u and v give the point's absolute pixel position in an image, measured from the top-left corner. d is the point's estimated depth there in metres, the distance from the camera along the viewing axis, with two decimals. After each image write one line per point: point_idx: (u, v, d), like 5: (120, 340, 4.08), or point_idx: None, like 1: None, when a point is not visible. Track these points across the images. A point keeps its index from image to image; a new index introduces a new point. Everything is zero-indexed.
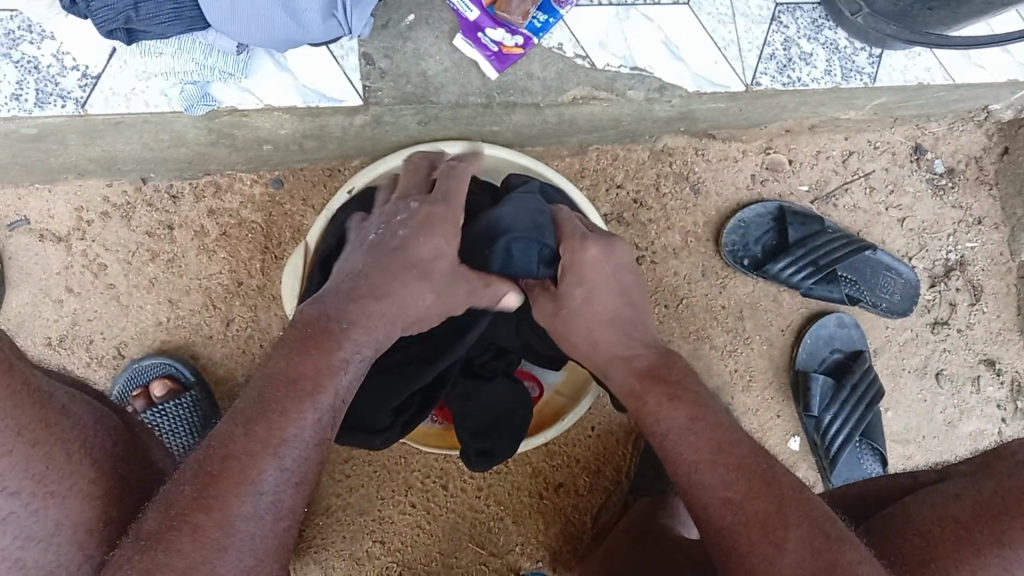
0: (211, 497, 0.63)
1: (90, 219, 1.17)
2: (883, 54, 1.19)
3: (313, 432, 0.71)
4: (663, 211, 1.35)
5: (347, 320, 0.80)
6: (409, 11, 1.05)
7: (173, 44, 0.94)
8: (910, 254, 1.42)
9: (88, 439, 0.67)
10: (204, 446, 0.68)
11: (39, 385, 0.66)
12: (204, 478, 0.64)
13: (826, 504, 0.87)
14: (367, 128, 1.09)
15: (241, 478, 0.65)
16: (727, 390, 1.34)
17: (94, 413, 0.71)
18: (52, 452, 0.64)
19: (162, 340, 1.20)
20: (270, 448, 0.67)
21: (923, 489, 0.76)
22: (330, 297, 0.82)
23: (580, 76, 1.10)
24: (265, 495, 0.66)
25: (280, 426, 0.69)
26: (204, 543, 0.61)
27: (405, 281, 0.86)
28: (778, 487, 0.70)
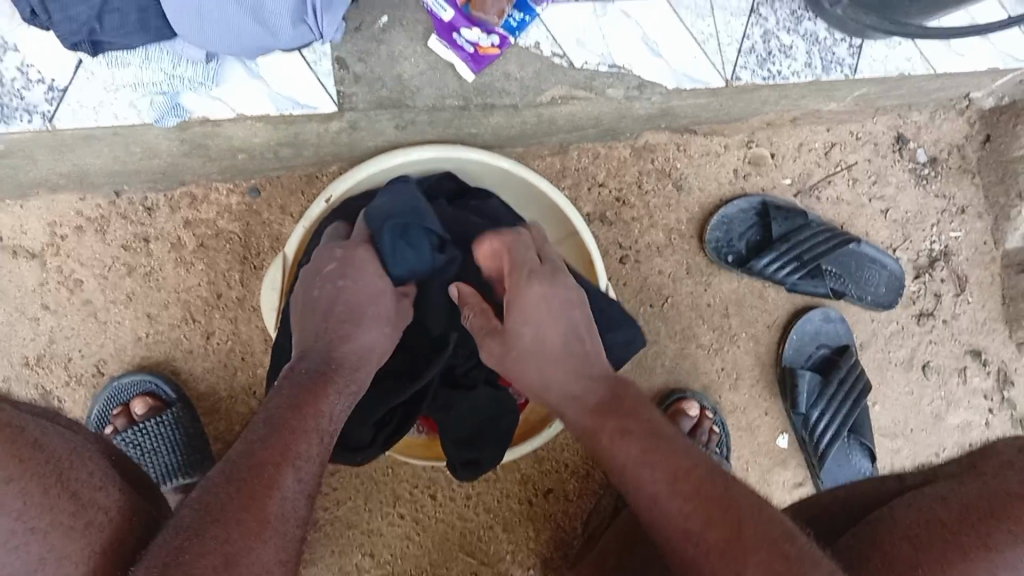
0: (247, 497, 0.62)
1: (64, 234, 1.15)
2: (863, 45, 1.18)
3: (318, 455, 0.70)
4: (646, 209, 1.34)
5: (328, 341, 0.81)
6: (381, 14, 1.03)
7: (140, 55, 0.92)
8: (894, 245, 1.42)
9: (65, 471, 0.63)
10: (220, 463, 0.66)
11: (11, 421, 0.62)
12: (238, 479, 0.63)
13: (818, 509, 0.85)
14: (343, 134, 1.08)
15: (270, 482, 0.64)
16: (715, 388, 1.33)
17: (70, 443, 0.67)
18: (28, 486, 0.60)
19: (141, 356, 1.17)
20: (288, 459, 0.66)
21: (911, 491, 0.75)
22: (311, 350, 0.80)
23: (557, 75, 1.08)
24: (288, 498, 0.65)
25: (293, 442, 0.68)
26: (245, 537, 0.60)
27: (365, 297, 0.87)
28: (726, 498, 0.65)
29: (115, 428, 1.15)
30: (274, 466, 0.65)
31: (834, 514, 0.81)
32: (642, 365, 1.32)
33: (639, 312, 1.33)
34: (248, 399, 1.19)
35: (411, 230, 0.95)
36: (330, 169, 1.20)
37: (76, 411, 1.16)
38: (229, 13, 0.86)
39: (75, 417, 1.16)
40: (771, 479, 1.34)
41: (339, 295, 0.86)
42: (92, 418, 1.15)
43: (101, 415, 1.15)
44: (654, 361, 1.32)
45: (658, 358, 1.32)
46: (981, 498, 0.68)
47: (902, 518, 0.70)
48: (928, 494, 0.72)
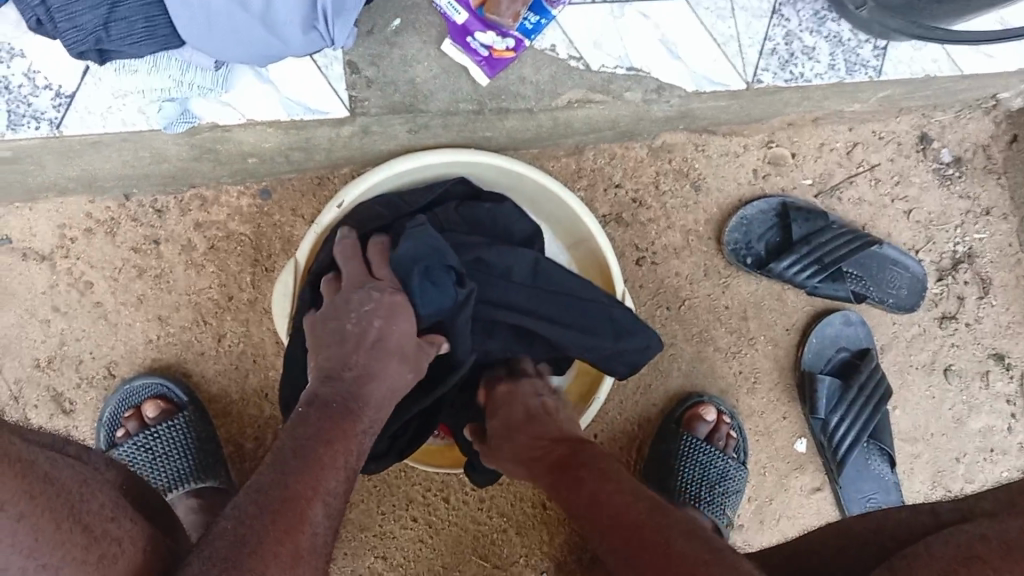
0: (281, 526, 0.63)
1: (74, 236, 1.14)
2: (889, 46, 1.14)
3: (343, 489, 0.72)
4: (663, 210, 1.31)
5: (355, 379, 0.81)
6: (394, 16, 1.01)
7: (149, 62, 0.90)
8: (917, 247, 1.39)
9: (77, 504, 0.62)
10: (246, 491, 0.67)
11: (22, 455, 0.60)
12: (271, 506, 0.64)
13: (847, 536, 0.84)
14: (355, 139, 1.06)
15: (302, 515, 0.65)
16: (732, 392, 1.31)
17: (79, 476, 0.66)
18: (40, 522, 0.58)
19: (153, 359, 1.17)
20: (318, 493, 0.68)
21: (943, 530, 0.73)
22: (333, 384, 0.80)
23: (574, 78, 1.06)
24: (318, 532, 0.66)
25: (321, 475, 0.70)
26: (282, 569, 0.60)
27: (396, 339, 0.87)
28: None
29: (127, 432, 1.14)
30: (304, 498, 0.67)
31: (864, 546, 0.81)
32: (658, 368, 1.29)
33: (656, 314, 1.31)
34: (260, 402, 1.18)
35: (433, 270, 0.93)
36: (342, 170, 1.18)
37: (88, 414, 1.15)
38: (239, 21, 0.84)
39: (87, 419, 1.15)
40: (788, 484, 1.32)
41: (366, 334, 0.85)
42: (103, 419, 1.14)
43: (112, 418, 1.14)
44: (671, 363, 1.29)
45: (675, 360, 1.29)
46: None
47: (943, 556, 0.69)
48: (964, 531, 0.71)
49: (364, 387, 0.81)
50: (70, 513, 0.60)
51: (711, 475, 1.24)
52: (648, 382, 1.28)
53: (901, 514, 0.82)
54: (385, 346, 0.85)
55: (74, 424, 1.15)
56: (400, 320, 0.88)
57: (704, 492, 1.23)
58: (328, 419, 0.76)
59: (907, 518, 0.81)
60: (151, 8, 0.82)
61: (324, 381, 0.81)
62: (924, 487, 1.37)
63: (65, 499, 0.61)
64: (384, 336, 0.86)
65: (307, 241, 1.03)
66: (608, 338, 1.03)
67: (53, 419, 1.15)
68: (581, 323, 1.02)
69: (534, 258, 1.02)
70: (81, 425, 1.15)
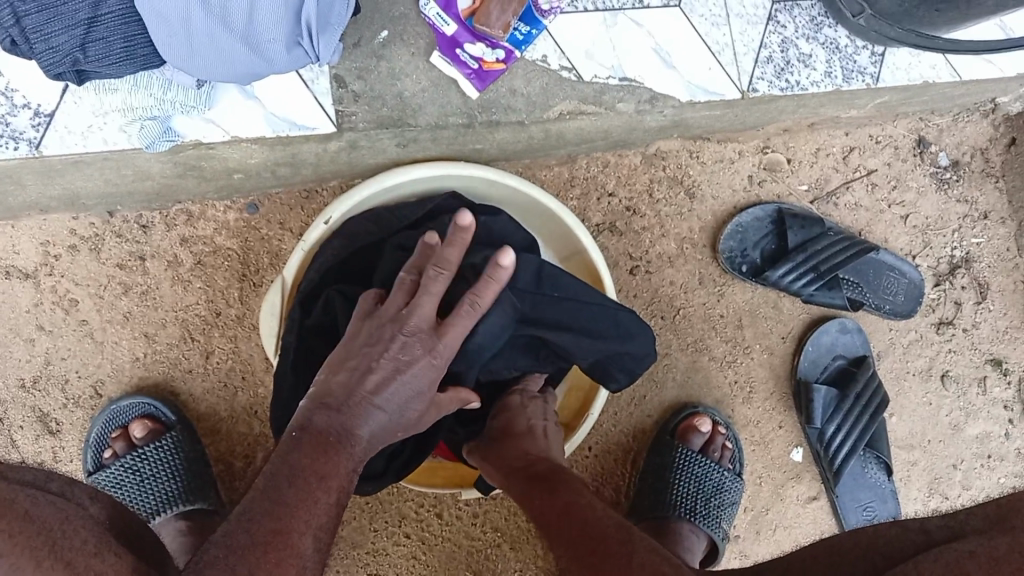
0: (272, 561, 0.61)
1: (58, 253, 1.12)
2: (886, 52, 1.13)
3: (330, 519, 0.69)
4: (657, 218, 1.29)
5: (354, 414, 0.75)
6: (381, 28, 0.99)
7: (129, 82, 0.88)
8: (914, 252, 1.37)
9: (58, 539, 0.57)
10: (237, 519, 0.64)
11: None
12: (265, 539, 0.62)
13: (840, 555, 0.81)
14: (342, 153, 1.04)
15: (294, 549, 0.63)
16: (728, 402, 1.30)
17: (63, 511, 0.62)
18: (18, 562, 0.53)
19: (140, 377, 1.15)
20: (309, 523, 0.66)
21: (935, 547, 0.72)
22: (331, 420, 0.74)
23: (566, 89, 1.04)
24: (307, 564, 0.64)
25: (313, 506, 0.67)
26: None
27: (415, 395, 0.80)
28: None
29: (114, 452, 1.12)
30: (294, 530, 0.64)
31: (854, 561, 0.77)
32: (653, 379, 1.27)
33: (650, 324, 1.29)
34: (249, 419, 1.16)
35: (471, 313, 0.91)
36: (330, 183, 1.16)
37: (75, 434, 1.14)
38: (220, 41, 0.81)
39: (74, 439, 1.14)
40: (785, 494, 1.30)
41: (383, 391, 0.77)
42: (90, 440, 1.12)
43: (99, 438, 1.12)
44: (666, 374, 1.28)
45: (669, 370, 1.28)
46: (1013, 556, 0.66)
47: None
48: (953, 549, 0.69)
49: (358, 426, 0.75)
50: (51, 550, 0.55)
51: (708, 488, 1.22)
52: (643, 393, 1.27)
53: (889, 530, 0.79)
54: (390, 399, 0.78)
55: (60, 445, 1.13)
56: (427, 377, 0.81)
57: (700, 505, 1.21)
58: (320, 447, 0.72)
59: (893, 533, 0.78)
60: (129, 27, 0.79)
61: (318, 416, 0.75)
62: (921, 494, 1.36)
63: (48, 535, 0.56)
64: (401, 392, 0.79)
65: (294, 258, 1.01)
66: (614, 338, 1.00)
67: (39, 439, 1.13)
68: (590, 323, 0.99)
69: (538, 264, 0.98)
70: (67, 445, 1.13)
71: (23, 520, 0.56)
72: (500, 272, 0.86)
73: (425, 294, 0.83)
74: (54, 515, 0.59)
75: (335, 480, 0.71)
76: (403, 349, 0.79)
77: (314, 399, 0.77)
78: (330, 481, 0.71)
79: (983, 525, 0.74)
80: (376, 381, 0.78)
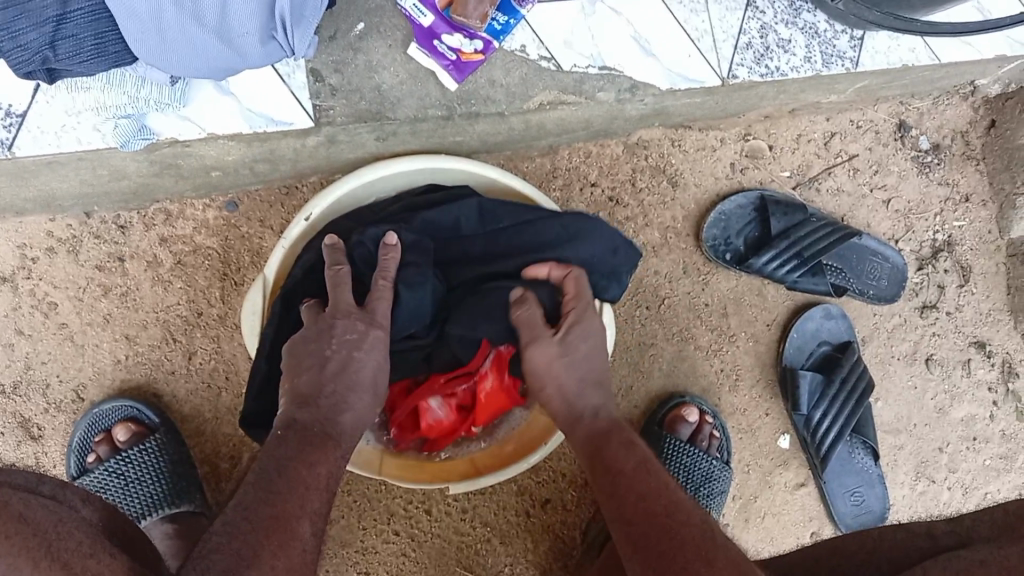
0: (272, 546, 0.62)
1: (35, 256, 1.11)
2: (865, 36, 1.13)
3: (324, 501, 0.71)
4: (640, 207, 1.29)
5: (328, 397, 0.77)
6: (358, 20, 0.98)
7: (101, 80, 0.86)
8: (896, 236, 1.38)
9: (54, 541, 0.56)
10: (233, 508, 0.65)
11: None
12: (261, 525, 0.63)
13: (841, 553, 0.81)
14: (321, 149, 1.02)
15: (290, 533, 0.64)
16: (714, 391, 1.29)
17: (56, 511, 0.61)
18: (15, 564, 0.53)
19: (122, 380, 1.13)
20: (304, 505, 0.67)
21: (943, 553, 0.70)
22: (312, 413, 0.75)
23: (545, 80, 1.03)
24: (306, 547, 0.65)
25: (306, 491, 0.69)
26: None
27: (376, 369, 0.81)
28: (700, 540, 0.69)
29: (98, 456, 1.11)
30: (292, 516, 0.66)
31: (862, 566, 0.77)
32: (641, 369, 1.27)
33: (635, 314, 1.28)
34: (234, 419, 1.15)
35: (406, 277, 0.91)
36: (309, 179, 1.15)
37: (57, 439, 1.12)
38: (193, 36, 0.80)
39: (56, 444, 1.12)
40: (774, 481, 1.30)
41: (346, 369, 0.79)
42: (73, 445, 1.11)
43: (82, 443, 1.11)
44: (652, 363, 1.27)
45: (656, 360, 1.28)
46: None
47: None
48: (962, 557, 0.68)
49: (340, 413, 0.77)
50: (47, 551, 0.55)
51: (697, 476, 1.23)
52: (630, 383, 1.27)
53: (894, 535, 0.79)
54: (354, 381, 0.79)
55: (42, 450, 1.12)
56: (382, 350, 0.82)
57: (688, 494, 1.21)
58: (310, 439, 0.73)
59: (901, 539, 0.78)
60: (99, 23, 0.78)
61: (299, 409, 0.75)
62: (908, 478, 1.36)
63: (43, 538, 0.56)
64: (366, 368, 0.80)
65: (275, 257, 1.00)
66: (557, 247, 0.95)
67: (21, 445, 1.11)
68: (532, 238, 0.96)
69: (477, 202, 0.97)
70: (50, 450, 1.12)
71: (19, 522, 0.55)
72: (392, 249, 0.90)
73: (341, 284, 0.86)
74: (47, 517, 0.58)
75: (323, 468, 0.72)
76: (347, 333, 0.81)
77: (290, 396, 0.77)
78: (321, 467, 0.72)
79: (993, 535, 0.73)
80: (334, 365, 0.78)
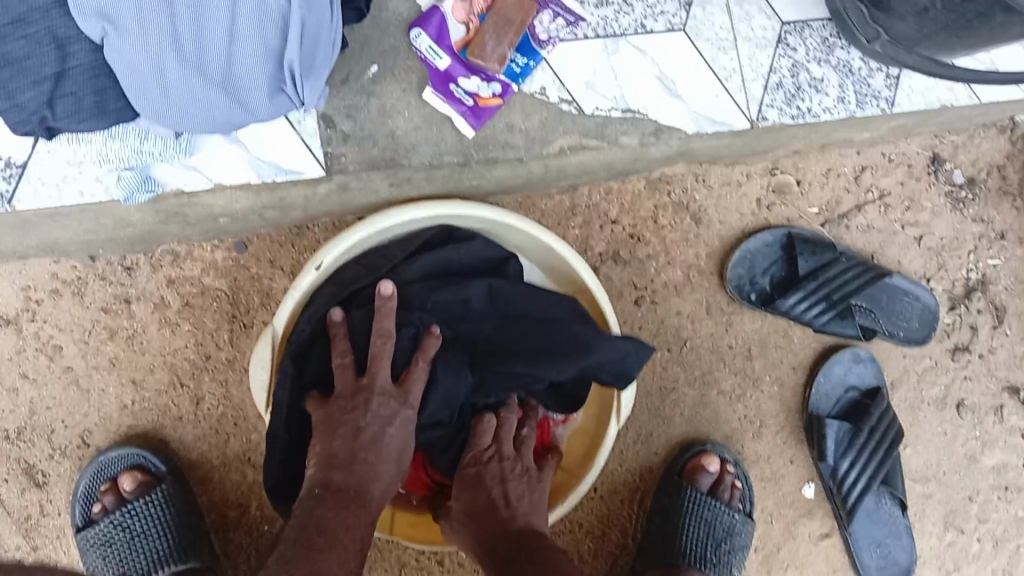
0: None
1: (39, 298, 1.08)
2: (901, 75, 1.07)
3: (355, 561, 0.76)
4: (663, 244, 1.25)
5: (363, 465, 0.83)
6: (371, 62, 0.94)
7: (103, 134, 0.83)
8: (928, 275, 1.33)
9: None
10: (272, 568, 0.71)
11: None
12: None
13: None
14: (333, 196, 0.98)
15: None
16: (737, 438, 1.25)
17: None
18: None
19: (129, 425, 1.11)
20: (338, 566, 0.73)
21: None
22: (344, 481, 0.82)
23: (566, 124, 0.99)
24: None
25: (336, 552, 0.74)
26: None
27: (405, 443, 0.87)
28: None
29: (103, 506, 1.08)
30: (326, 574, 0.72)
31: None
32: (661, 414, 1.23)
33: (657, 357, 1.24)
34: (243, 466, 1.12)
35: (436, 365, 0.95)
36: (321, 220, 1.11)
37: (62, 486, 1.09)
38: (197, 92, 0.77)
39: (61, 492, 1.09)
40: (797, 531, 1.27)
41: (380, 445, 0.85)
42: (78, 495, 1.08)
43: (88, 492, 1.08)
44: (673, 409, 1.24)
45: (677, 405, 1.24)
46: None
47: None
48: None
49: (370, 482, 0.83)
50: None
51: (718, 532, 1.19)
52: (650, 429, 1.23)
53: None
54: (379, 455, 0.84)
55: (47, 498, 1.09)
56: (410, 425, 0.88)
57: (710, 552, 1.18)
58: (343, 503, 0.79)
59: None
60: (99, 80, 0.75)
61: (334, 476, 0.82)
62: (936, 528, 1.32)
63: None
64: (396, 441, 0.86)
65: (286, 306, 0.97)
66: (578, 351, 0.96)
67: (25, 492, 1.08)
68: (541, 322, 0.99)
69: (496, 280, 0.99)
70: (55, 498, 1.09)
71: None
72: (435, 341, 0.93)
73: (381, 358, 0.90)
74: None
75: (358, 531, 0.78)
76: (382, 409, 0.87)
77: (323, 460, 0.84)
78: (354, 530, 0.78)
79: None
80: (367, 436, 0.84)
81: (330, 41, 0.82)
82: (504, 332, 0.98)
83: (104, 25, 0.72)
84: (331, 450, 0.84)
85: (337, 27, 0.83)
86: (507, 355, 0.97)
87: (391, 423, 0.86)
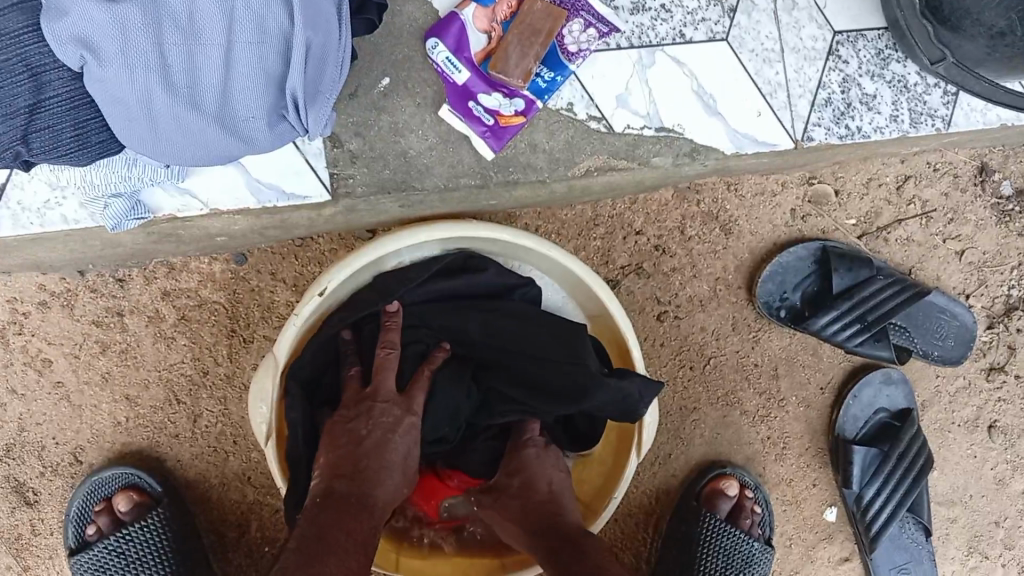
0: None
1: (26, 310, 1.02)
2: (960, 92, 0.98)
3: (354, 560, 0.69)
4: (689, 257, 1.17)
5: (369, 473, 0.78)
6: (382, 74, 0.86)
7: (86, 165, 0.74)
8: (967, 291, 1.25)
9: None
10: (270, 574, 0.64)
11: None
12: None
13: None
14: (339, 216, 0.91)
15: None
16: (759, 460, 1.20)
17: None
18: None
19: (123, 443, 1.05)
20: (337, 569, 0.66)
21: None
22: (346, 485, 0.76)
23: (594, 143, 0.91)
24: None
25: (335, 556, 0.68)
26: None
27: (411, 451, 0.83)
28: None
29: (99, 528, 1.04)
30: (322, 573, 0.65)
31: None
32: (680, 436, 1.18)
33: (678, 375, 1.18)
34: (242, 486, 1.07)
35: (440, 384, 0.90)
36: (326, 231, 1.04)
37: (55, 505, 1.05)
38: (190, 124, 0.69)
39: (54, 511, 1.05)
40: (816, 555, 1.23)
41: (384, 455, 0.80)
42: (71, 515, 1.04)
43: (82, 512, 1.04)
44: (693, 430, 1.18)
45: (697, 426, 1.18)
46: None
47: None
48: None
49: (375, 487, 0.77)
50: None
51: (735, 563, 1.15)
52: (668, 451, 1.18)
53: None
54: (383, 459, 0.79)
55: (39, 516, 1.05)
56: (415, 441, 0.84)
57: None
58: (346, 507, 0.74)
59: None
60: (79, 111, 0.67)
61: (334, 482, 0.77)
62: (959, 552, 1.28)
63: None
64: (401, 449, 0.81)
65: (288, 332, 0.89)
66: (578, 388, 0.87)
67: (16, 511, 1.04)
68: (543, 346, 0.90)
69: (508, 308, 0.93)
70: (47, 516, 1.05)
71: None
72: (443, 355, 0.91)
73: (383, 369, 0.86)
74: None
75: (362, 535, 0.72)
76: (384, 415, 0.82)
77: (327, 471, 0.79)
78: (356, 533, 0.71)
79: None
80: (369, 439, 0.80)
81: (336, 63, 0.75)
82: (505, 359, 0.91)
83: (83, 52, 0.63)
84: (333, 459, 0.80)
85: (344, 45, 0.76)
86: (508, 382, 0.91)
87: (394, 429, 0.82)
